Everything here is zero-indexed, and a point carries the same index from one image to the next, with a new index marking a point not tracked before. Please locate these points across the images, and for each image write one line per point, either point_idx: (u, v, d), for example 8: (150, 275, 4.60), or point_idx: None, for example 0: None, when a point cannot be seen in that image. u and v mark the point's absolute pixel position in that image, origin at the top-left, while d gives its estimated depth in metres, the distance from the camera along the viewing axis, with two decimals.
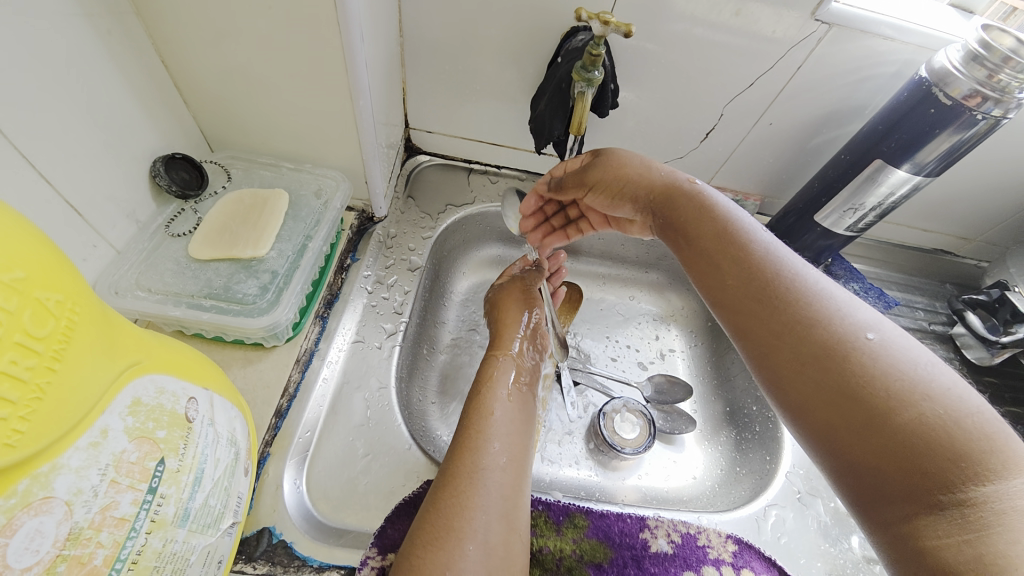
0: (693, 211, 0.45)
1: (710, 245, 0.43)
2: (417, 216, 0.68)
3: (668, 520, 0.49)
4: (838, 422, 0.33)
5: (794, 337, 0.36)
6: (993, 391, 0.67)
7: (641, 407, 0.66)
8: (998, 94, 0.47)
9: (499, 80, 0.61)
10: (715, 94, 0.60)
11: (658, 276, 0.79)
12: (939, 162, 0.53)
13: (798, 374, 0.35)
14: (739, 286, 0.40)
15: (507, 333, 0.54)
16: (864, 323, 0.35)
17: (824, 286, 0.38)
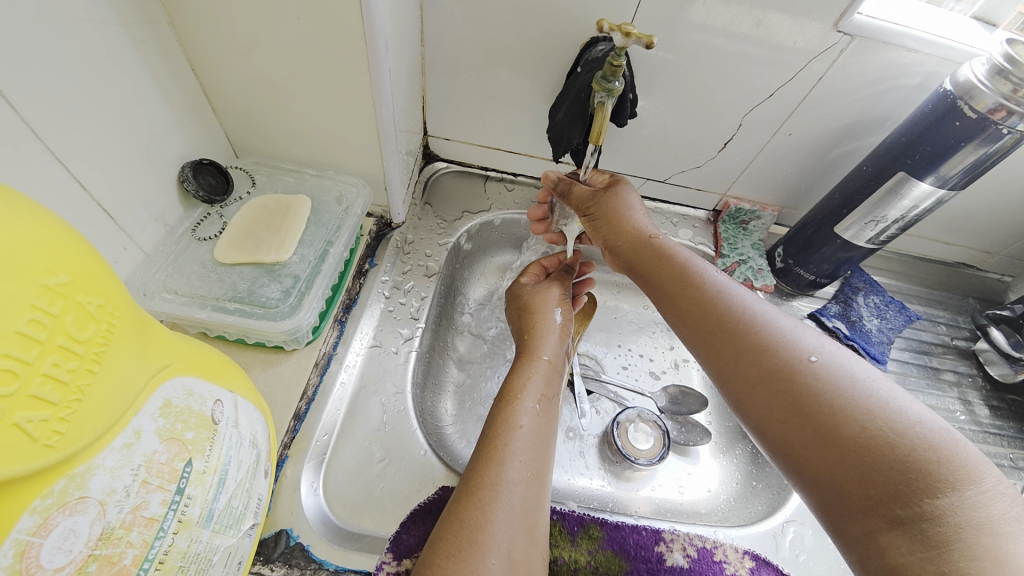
0: (654, 250, 0.49)
1: (669, 281, 0.47)
2: (434, 222, 0.69)
3: (683, 534, 0.48)
4: (798, 443, 0.35)
5: (751, 365, 0.39)
6: (1016, 409, 0.66)
7: (655, 417, 0.65)
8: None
9: (518, 89, 0.62)
10: (734, 105, 0.60)
11: None
12: (963, 176, 0.53)
13: (759, 400, 0.38)
14: (697, 322, 0.43)
15: (540, 339, 0.54)
16: (808, 348, 0.38)
17: (771, 315, 0.41)
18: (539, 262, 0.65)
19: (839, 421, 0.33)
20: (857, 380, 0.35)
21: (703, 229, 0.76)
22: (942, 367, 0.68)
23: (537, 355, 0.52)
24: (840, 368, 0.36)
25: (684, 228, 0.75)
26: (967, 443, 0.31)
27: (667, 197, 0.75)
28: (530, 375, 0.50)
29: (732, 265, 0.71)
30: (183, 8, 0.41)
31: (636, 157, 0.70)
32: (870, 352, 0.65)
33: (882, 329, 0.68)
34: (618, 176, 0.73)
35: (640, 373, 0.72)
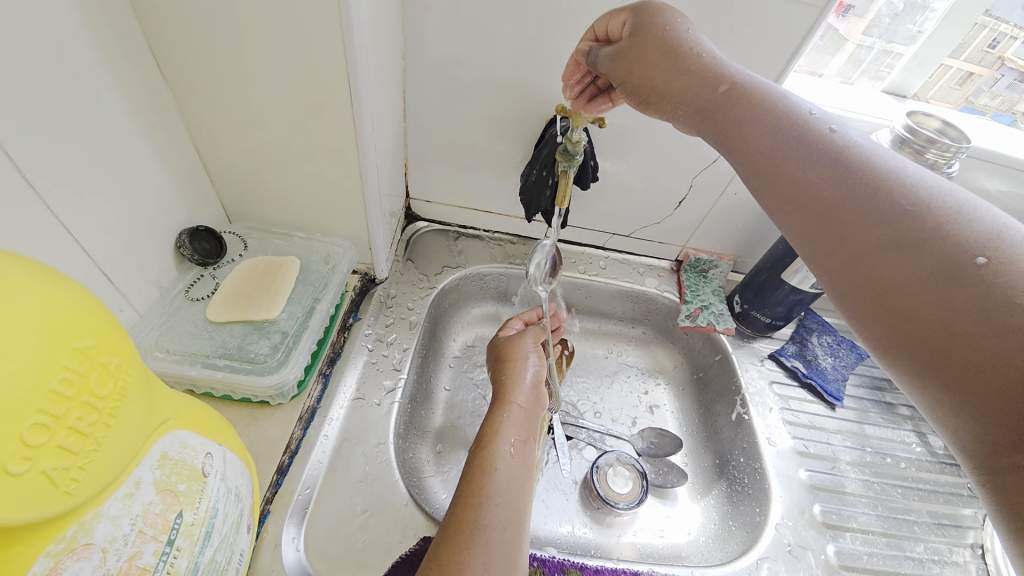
0: (780, 135, 0.38)
1: (799, 160, 0.37)
2: (415, 277, 0.73)
3: (662, 575, 0.50)
4: (950, 334, 0.30)
5: (903, 248, 0.32)
6: None
7: (633, 459, 0.68)
8: (927, 169, 0.53)
9: (492, 156, 0.69)
10: (685, 169, 0.68)
11: (645, 332, 0.83)
12: None
13: (902, 291, 0.32)
14: (841, 211, 0.35)
15: (512, 386, 0.56)
16: (977, 237, 0.31)
17: (933, 201, 0.33)
18: (522, 318, 0.69)
19: (1012, 300, 0.28)
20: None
21: (668, 278, 0.81)
22: (897, 401, 0.73)
23: (506, 403, 0.54)
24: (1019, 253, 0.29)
25: (650, 277, 0.81)
26: None
27: (633, 250, 0.81)
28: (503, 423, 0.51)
29: (696, 311, 0.77)
30: (193, 95, 0.47)
31: (602, 214, 0.76)
32: (827, 389, 0.70)
33: (837, 367, 0.73)
34: (587, 231, 0.80)
35: (617, 417, 0.75)
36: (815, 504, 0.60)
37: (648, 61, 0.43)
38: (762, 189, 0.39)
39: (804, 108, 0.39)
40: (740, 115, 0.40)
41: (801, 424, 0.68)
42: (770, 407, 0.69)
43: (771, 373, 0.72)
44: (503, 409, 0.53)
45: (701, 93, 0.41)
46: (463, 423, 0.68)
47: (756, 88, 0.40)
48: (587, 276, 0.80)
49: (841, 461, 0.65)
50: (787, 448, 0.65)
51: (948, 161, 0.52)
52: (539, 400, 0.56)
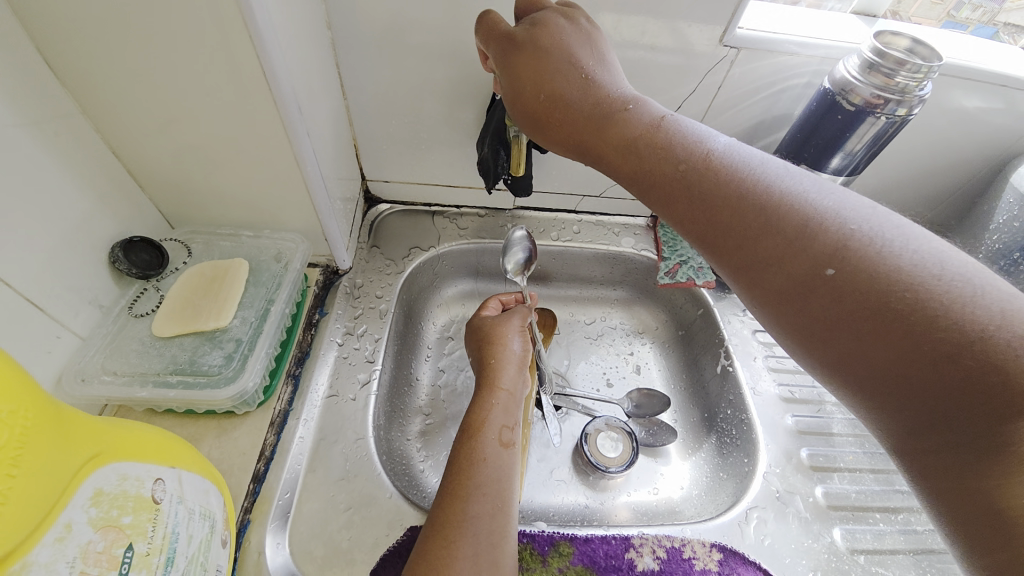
0: (651, 166, 0.39)
1: (666, 192, 0.39)
2: (382, 263, 0.70)
3: (652, 536, 0.50)
4: (825, 356, 0.33)
5: (782, 268, 0.34)
6: None
7: (622, 423, 0.68)
8: (899, 94, 0.50)
9: (445, 127, 0.65)
10: None
11: (627, 292, 0.82)
12: (865, 153, 0.56)
13: (786, 304, 0.34)
14: (733, 242, 0.36)
15: (500, 368, 0.54)
16: (833, 246, 0.32)
17: (800, 208, 0.34)
18: (500, 299, 0.66)
19: (877, 307, 0.30)
20: (888, 255, 0.31)
21: (644, 236, 0.79)
22: None
23: (490, 386, 0.52)
24: (870, 257, 0.31)
25: (627, 236, 0.79)
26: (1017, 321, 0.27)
27: (606, 209, 0.79)
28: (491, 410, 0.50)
29: (674, 266, 0.74)
30: (97, 97, 0.42)
31: (570, 175, 0.73)
32: None
33: None
34: (556, 196, 0.77)
35: (602, 381, 0.74)
36: (802, 450, 0.60)
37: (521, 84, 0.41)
38: (659, 215, 0.41)
39: (663, 128, 0.40)
40: (622, 153, 0.40)
41: (788, 370, 0.67)
42: (754, 355, 0.68)
43: (754, 322, 0.71)
44: (489, 392, 0.52)
45: (598, 145, 0.41)
46: (449, 404, 0.67)
47: (643, 129, 0.40)
48: (560, 242, 0.77)
49: (827, 404, 0.64)
50: (772, 395, 0.65)
51: (919, 83, 0.49)
52: (523, 382, 0.55)
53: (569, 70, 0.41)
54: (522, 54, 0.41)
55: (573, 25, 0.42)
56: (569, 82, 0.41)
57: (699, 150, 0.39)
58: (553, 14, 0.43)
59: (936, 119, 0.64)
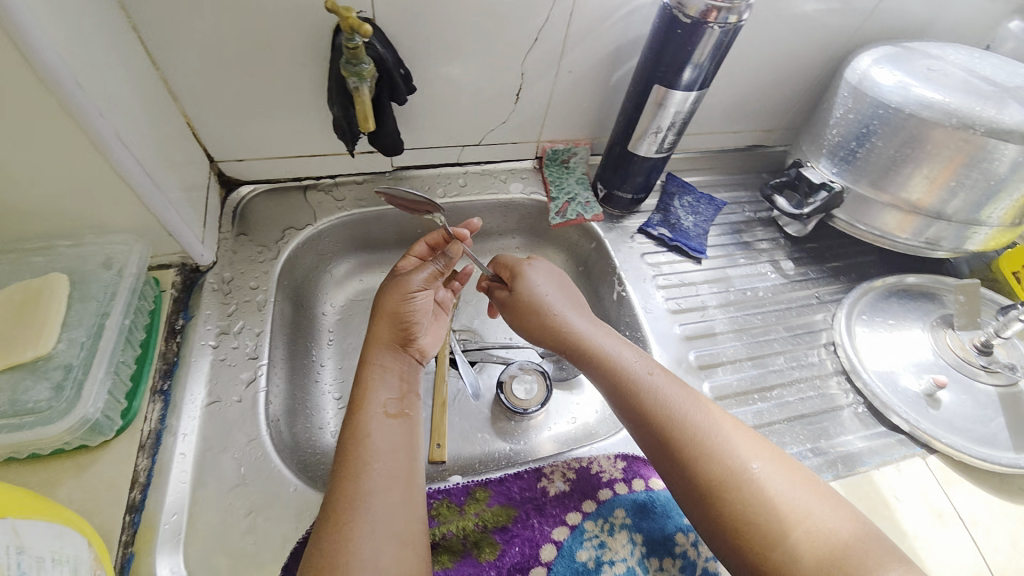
0: (607, 357, 0.52)
1: (603, 374, 0.52)
2: (253, 250, 0.64)
3: (562, 461, 0.51)
4: (699, 498, 0.43)
5: (715, 469, 0.43)
6: (815, 254, 0.77)
7: (535, 364, 0.70)
8: (728, 3, 0.51)
9: (288, 89, 0.58)
10: (508, 56, 0.62)
11: (524, 239, 0.82)
12: (710, 67, 0.57)
13: (696, 479, 0.43)
14: (677, 436, 0.45)
15: (382, 335, 0.53)
16: (749, 456, 0.44)
17: (721, 427, 0.46)
18: (426, 241, 0.59)
19: (779, 513, 0.41)
20: (801, 493, 0.42)
21: (532, 179, 0.78)
22: (754, 239, 0.78)
23: (381, 346, 0.52)
24: (779, 478, 0.43)
25: (514, 182, 0.77)
26: (871, 538, 0.40)
27: (489, 157, 0.76)
28: (379, 382, 0.49)
29: (564, 205, 0.75)
30: None
31: (442, 126, 0.69)
32: (690, 247, 0.73)
33: (699, 223, 0.76)
34: (434, 150, 0.73)
35: (513, 329, 0.76)
36: (692, 353, 0.65)
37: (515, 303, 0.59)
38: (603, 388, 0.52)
39: (610, 336, 0.55)
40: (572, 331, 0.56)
41: (675, 284, 0.71)
42: (644, 277, 0.71)
43: (641, 247, 0.74)
44: (382, 352, 0.51)
45: (551, 326, 0.57)
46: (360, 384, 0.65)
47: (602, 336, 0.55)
48: (448, 199, 0.74)
49: (710, 307, 0.69)
50: (662, 311, 0.69)
51: None
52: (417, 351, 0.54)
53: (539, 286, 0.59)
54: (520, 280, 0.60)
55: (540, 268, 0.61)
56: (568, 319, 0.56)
57: (661, 380, 0.50)
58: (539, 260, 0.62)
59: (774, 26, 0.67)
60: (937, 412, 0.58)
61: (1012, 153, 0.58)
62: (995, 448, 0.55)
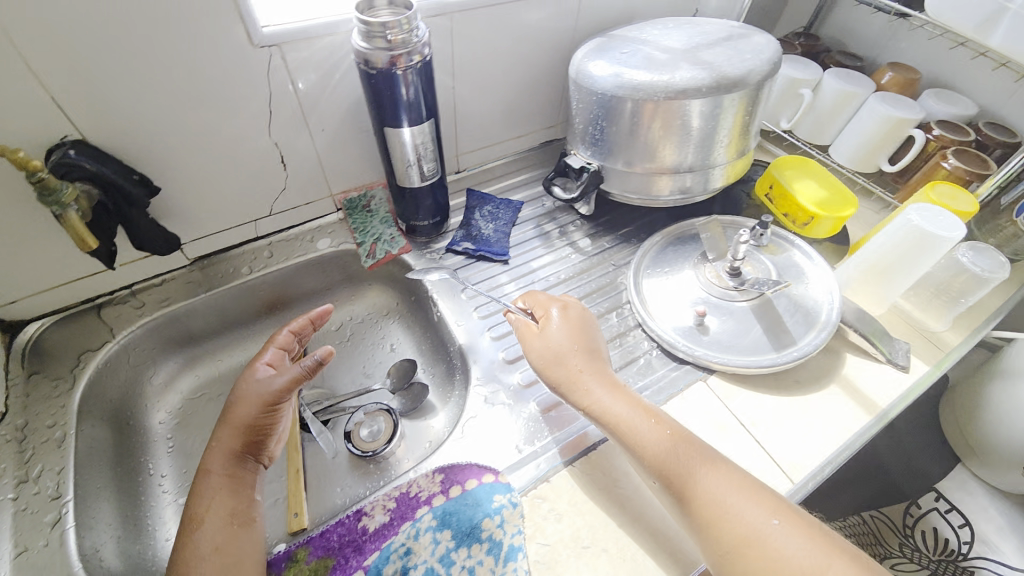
0: (629, 421, 0.53)
1: (625, 437, 0.52)
2: (49, 386, 0.63)
3: (381, 494, 0.54)
4: (722, 553, 0.45)
5: (738, 524, 0.45)
6: (607, 225, 0.86)
7: (381, 404, 0.74)
8: (406, 47, 0.55)
9: (27, 223, 0.58)
10: (251, 133, 0.65)
11: (353, 287, 0.86)
12: (424, 99, 0.62)
13: (722, 534, 0.45)
14: (698, 495, 0.48)
15: (215, 449, 0.53)
16: (771, 508, 0.46)
17: (745, 486, 0.48)
18: (278, 342, 0.62)
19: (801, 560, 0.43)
20: (818, 538, 0.45)
21: (338, 230, 0.81)
22: (553, 228, 0.86)
23: (219, 449, 0.53)
24: (795, 532, 0.45)
25: (321, 238, 0.80)
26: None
27: (288, 223, 0.79)
28: (208, 493, 0.51)
29: (371, 247, 0.79)
30: None
31: (221, 209, 0.71)
32: (493, 253, 0.79)
33: (499, 227, 0.83)
34: (225, 232, 0.74)
35: (363, 376, 0.81)
36: (500, 351, 0.67)
37: (548, 354, 0.60)
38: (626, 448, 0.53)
39: (629, 397, 0.56)
40: (597, 399, 0.55)
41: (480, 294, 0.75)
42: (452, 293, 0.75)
43: (450, 266, 0.79)
44: (218, 454, 0.53)
45: (570, 387, 0.57)
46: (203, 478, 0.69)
47: (621, 396, 0.55)
48: (255, 273, 0.76)
49: (515, 303, 0.74)
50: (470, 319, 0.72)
51: (412, 32, 0.55)
52: (262, 457, 0.55)
53: (555, 337, 0.61)
54: (570, 321, 0.62)
55: (551, 323, 0.62)
56: (589, 377, 0.57)
57: (682, 436, 0.52)
58: (550, 317, 0.63)
59: (495, 44, 0.75)
60: (707, 337, 0.67)
61: (703, 109, 0.69)
62: (755, 354, 0.64)
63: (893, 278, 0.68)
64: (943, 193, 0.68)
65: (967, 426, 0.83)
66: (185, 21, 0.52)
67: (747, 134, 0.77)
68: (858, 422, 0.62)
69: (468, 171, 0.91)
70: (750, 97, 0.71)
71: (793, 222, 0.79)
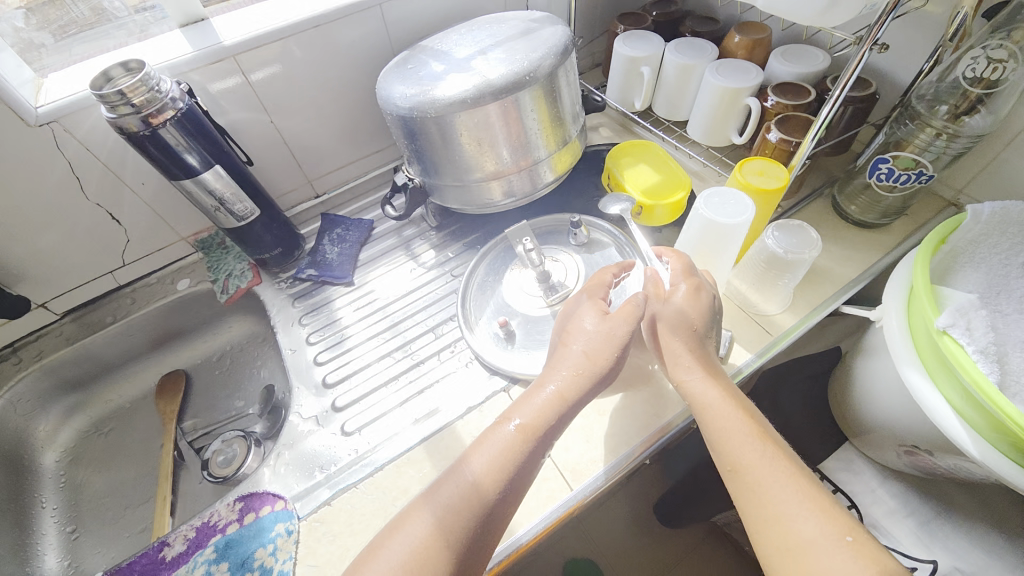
0: (712, 410, 0.50)
1: (710, 410, 0.50)
2: None
3: (184, 524, 0.59)
4: (769, 553, 0.43)
5: (792, 530, 0.42)
6: (454, 232, 0.87)
7: (238, 431, 0.78)
8: (155, 106, 0.58)
9: None
10: (68, 199, 0.70)
11: (225, 318, 0.91)
12: (204, 146, 0.65)
13: (773, 532, 0.43)
14: (767, 488, 0.45)
15: (525, 400, 0.51)
16: (846, 520, 0.42)
17: (811, 490, 0.44)
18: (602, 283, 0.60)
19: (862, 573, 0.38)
20: (879, 555, 0.39)
21: (197, 270, 0.86)
22: (401, 240, 0.87)
23: (426, 518, 0.45)
24: (870, 549, 0.39)
25: (182, 279, 0.85)
26: None
27: (146, 269, 0.84)
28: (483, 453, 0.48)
29: (224, 283, 0.83)
30: None
31: (71, 268, 0.77)
32: (333, 277, 0.82)
33: (346, 249, 0.85)
34: (84, 286, 0.80)
35: (237, 402, 0.86)
36: (323, 374, 0.72)
37: (671, 320, 0.55)
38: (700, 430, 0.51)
39: (721, 390, 0.51)
40: (685, 384, 0.52)
41: (318, 319, 0.79)
42: (292, 322, 0.79)
43: (294, 294, 0.82)
44: (413, 518, 0.45)
45: (672, 358, 0.54)
46: (89, 506, 0.78)
47: (715, 373, 0.53)
48: (121, 319, 0.82)
49: (347, 326, 0.77)
50: (303, 346, 0.76)
51: (155, 92, 0.58)
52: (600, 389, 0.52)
53: (669, 310, 0.55)
54: (696, 297, 0.56)
55: (702, 296, 0.56)
56: (680, 373, 0.53)
57: (766, 433, 0.48)
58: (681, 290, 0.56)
59: (301, 73, 0.77)
60: (510, 347, 0.67)
61: (498, 113, 0.66)
62: None
63: (712, 265, 0.65)
64: (753, 169, 0.64)
65: (841, 401, 0.79)
66: None
67: (563, 127, 0.75)
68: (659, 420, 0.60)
69: (327, 195, 0.93)
70: (546, 88, 0.68)
71: (628, 212, 0.77)
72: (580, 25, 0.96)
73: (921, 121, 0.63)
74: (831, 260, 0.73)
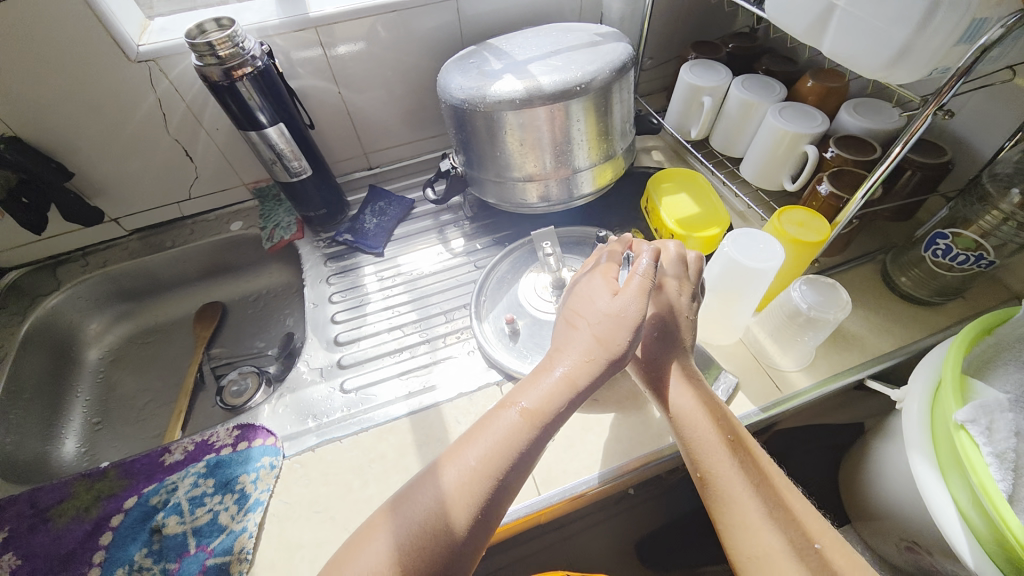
0: (685, 417, 0.50)
1: (685, 421, 0.50)
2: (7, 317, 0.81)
3: (186, 438, 0.65)
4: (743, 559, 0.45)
5: (763, 538, 0.44)
6: (487, 226, 0.89)
7: (255, 367, 0.84)
8: (237, 60, 0.64)
9: None
10: (153, 130, 0.78)
11: (266, 264, 0.98)
12: (271, 101, 0.70)
13: (746, 540, 0.45)
14: (735, 495, 0.46)
15: (535, 380, 0.46)
16: (816, 530, 0.45)
17: (786, 499, 0.47)
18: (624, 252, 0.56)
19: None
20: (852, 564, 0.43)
21: (250, 215, 0.93)
22: (437, 225, 0.91)
23: (421, 503, 0.41)
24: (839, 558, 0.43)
25: (235, 221, 0.93)
26: None
27: (208, 206, 0.93)
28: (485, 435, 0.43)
29: (270, 232, 0.89)
30: None
31: (145, 192, 0.86)
32: (366, 245, 0.86)
33: (383, 222, 0.90)
34: (154, 210, 0.89)
35: (259, 342, 0.93)
36: (337, 332, 0.76)
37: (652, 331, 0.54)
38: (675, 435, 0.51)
39: (698, 393, 0.52)
40: (665, 391, 0.53)
41: (345, 281, 0.84)
42: (321, 279, 0.84)
43: (329, 254, 0.88)
44: (410, 494, 0.42)
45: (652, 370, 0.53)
46: (114, 404, 0.86)
47: (694, 381, 0.53)
48: (177, 245, 0.91)
49: (369, 293, 0.81)
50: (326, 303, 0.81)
51: (237, 47, 0.64)
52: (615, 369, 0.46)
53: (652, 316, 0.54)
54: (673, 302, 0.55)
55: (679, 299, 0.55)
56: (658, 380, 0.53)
57: (739, 437, 0.50)
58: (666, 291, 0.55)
59: (376, 53, 0.82)
60: (512, 345, 0.69)
61: (546, 117, 0.68)
62: None
63: (734, 303, 0.63)
64: (793, 218, 0.62)
65: (849, 478, 0.74)
66: (75, 43, 0.66)
67: (609, 142, 0.75)
68: (642, 449, 0.59)
69: (379, 170, 0.98)
70: (598, 101, 0.69)
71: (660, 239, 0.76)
72: (654, 45, 0.95)
73: (990, 202, 0.59)
74: (865, 328, 0.69)
